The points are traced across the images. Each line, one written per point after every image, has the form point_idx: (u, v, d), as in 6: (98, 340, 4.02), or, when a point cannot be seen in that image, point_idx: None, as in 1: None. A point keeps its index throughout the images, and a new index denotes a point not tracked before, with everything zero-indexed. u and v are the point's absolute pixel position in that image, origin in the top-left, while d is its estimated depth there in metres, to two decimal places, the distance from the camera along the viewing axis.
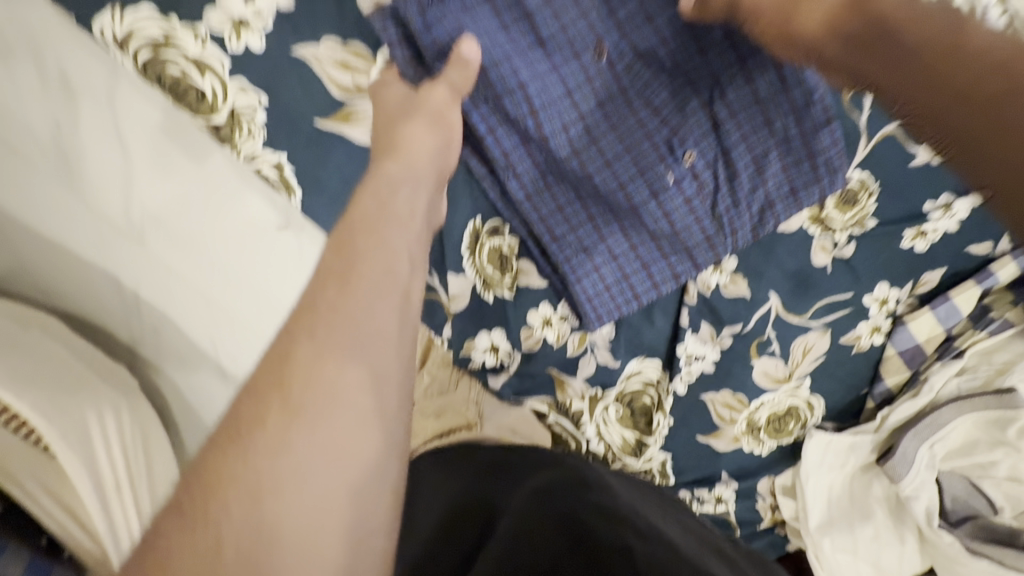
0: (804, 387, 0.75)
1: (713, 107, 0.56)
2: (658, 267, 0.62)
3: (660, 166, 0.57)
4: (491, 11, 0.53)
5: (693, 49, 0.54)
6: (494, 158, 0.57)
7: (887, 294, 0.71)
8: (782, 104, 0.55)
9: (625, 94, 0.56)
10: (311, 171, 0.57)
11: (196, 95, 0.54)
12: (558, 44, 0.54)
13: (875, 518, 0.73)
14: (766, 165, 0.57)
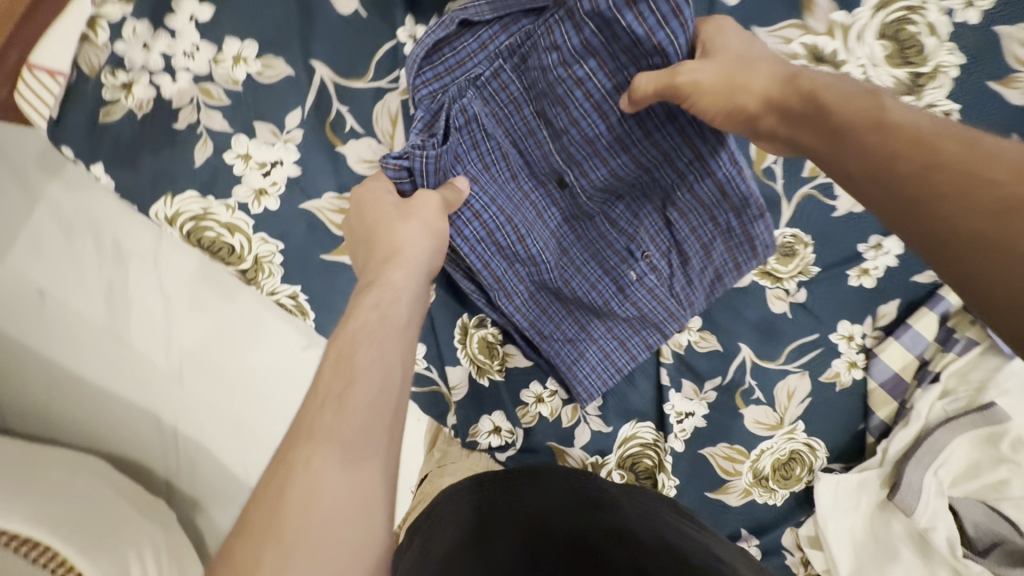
0: (800, 430, 0.78)
1: (666, 211, 0.66)
2: (634, 342, 0.71)
3: (623, 265, 0.68)
4: (477, 164, 0.63)
5: (642, 171, 0.63)
6: (487, 284, 0.65)
7: (851, 331, 0.76)
8: (723, 207, 0.63)
9: (586, 212, 0.67)
10: (322, 296, 0.69)
11: (228, 250, 0.67)
12: (527, 178, 0.66)
13: (902, 558, 0.71)
14: (712, 248, 0.66)
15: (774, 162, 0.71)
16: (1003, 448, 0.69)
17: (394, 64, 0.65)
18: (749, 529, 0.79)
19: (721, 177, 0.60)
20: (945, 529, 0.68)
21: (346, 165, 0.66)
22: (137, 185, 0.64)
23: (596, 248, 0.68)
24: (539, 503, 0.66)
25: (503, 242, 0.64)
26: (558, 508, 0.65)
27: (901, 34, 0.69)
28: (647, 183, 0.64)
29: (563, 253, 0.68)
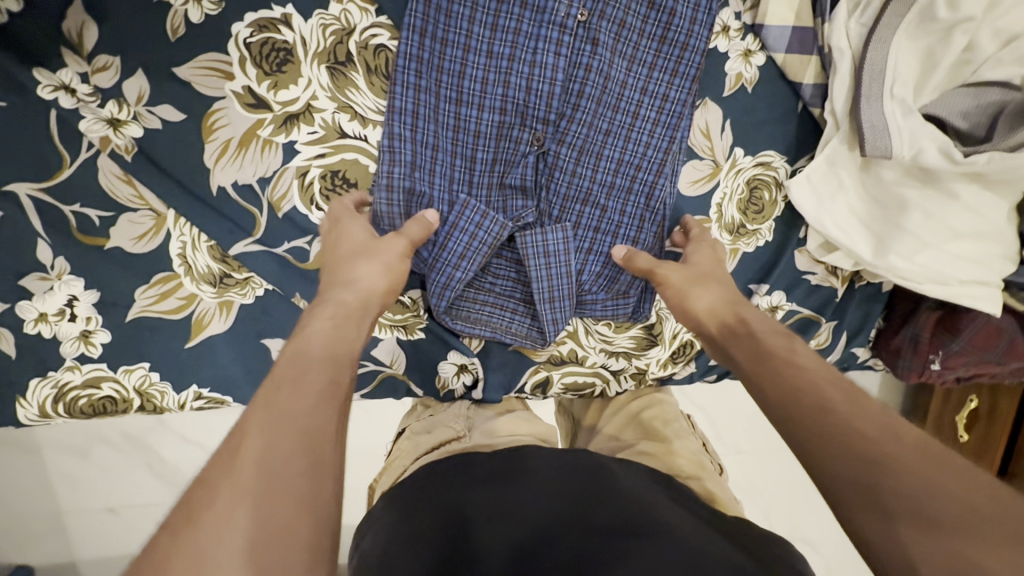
0: (741, 158, 0.68)
1: (570, 172, 0.62)
2: (424, 131, 0.59)
3: (500, 152, 0.60)
4: (489, 192, 0.62)
5: (589, 162, 0.61)
6: (389, 158, 0.59)
7: (723, 20, 0.63)
8: (628, 166, 0.62)
9: (493, 173, 0.61)
10: (219, 376, 0.65)
11: (109, 402, 0.64)
12: (494, 168, 0.61)
13: (912, 200, 0.62)
14: (601, 170, 0.62)
15: None
16: (941, 15, 0.56)
17: (75, 127, 0.56)
18: (757, 283, 0.72)
19: (608, 314, 0.67)
20: (932, 144, 0.57)
21: (128, 253, 0.60)
22: None
23: (552, 278, 0.63)
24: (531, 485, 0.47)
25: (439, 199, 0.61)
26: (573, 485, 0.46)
27: None
28: (544, 278, 0.63)
29: (527, 252, 0.62)
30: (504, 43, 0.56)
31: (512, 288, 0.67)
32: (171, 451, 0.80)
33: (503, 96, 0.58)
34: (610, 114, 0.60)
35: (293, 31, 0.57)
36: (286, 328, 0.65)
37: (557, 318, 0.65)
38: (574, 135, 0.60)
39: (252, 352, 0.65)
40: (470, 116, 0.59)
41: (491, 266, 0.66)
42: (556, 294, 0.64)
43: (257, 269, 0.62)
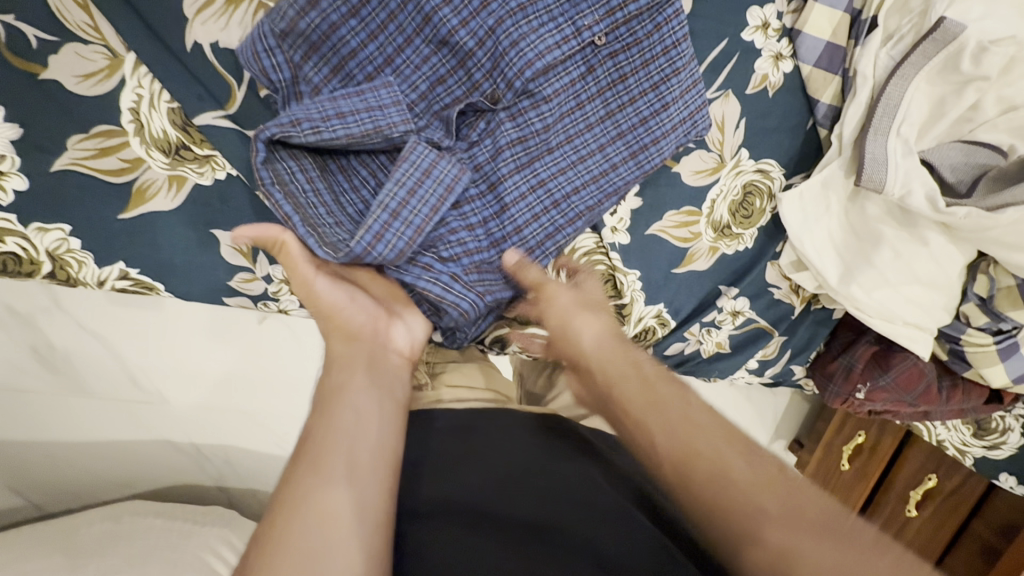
0: (745, 160, 0.68)
1: (498, 153, 0.58)
2: (375, 18, 0.51)
3: (448, 79, 0.55)
4: (399, 104, 0.53)
5: (522, 161, 0.59)
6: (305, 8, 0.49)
7: (764, 17, 0.62)
8: (562, 183, 0.61)
9: (423, 96, 0.55)
10: (155, 260, 0.58)
11: (13, 260, 0.55)
12: (423, 100, 0.55)
13: (888, 237, 0.66)
14: (534, 169, 0.59)
15: None
16: (964, 68, 0.58)
17: None
18: (728, 285, 0.74)
19: (453, 297, 0.55)
20: (922, 188, 0.60)
21: (68, 92, 0.51)
22: None
23: (400, 211, 0.52)
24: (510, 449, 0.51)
25: (345, 90, 0.51)
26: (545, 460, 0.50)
27: None
28: (397, 205, 0.52)
29: (401, 158, 0.52)
30: None
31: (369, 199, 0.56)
32: (69, 329, 0.72)
33: (488, 30, 0.53)
34: (569, 126, 0.60)
35: None
36: (243, 223, 0.58)
37: (380, 243, 0.51)
38: (527, 118, 0.57)
39: (201, 242, 0.58)
40: (448, 16, 0.52)
41: (359, 154, 0.56)
42: (401, 227, 0.52)
43: (222, 149, 0.55)
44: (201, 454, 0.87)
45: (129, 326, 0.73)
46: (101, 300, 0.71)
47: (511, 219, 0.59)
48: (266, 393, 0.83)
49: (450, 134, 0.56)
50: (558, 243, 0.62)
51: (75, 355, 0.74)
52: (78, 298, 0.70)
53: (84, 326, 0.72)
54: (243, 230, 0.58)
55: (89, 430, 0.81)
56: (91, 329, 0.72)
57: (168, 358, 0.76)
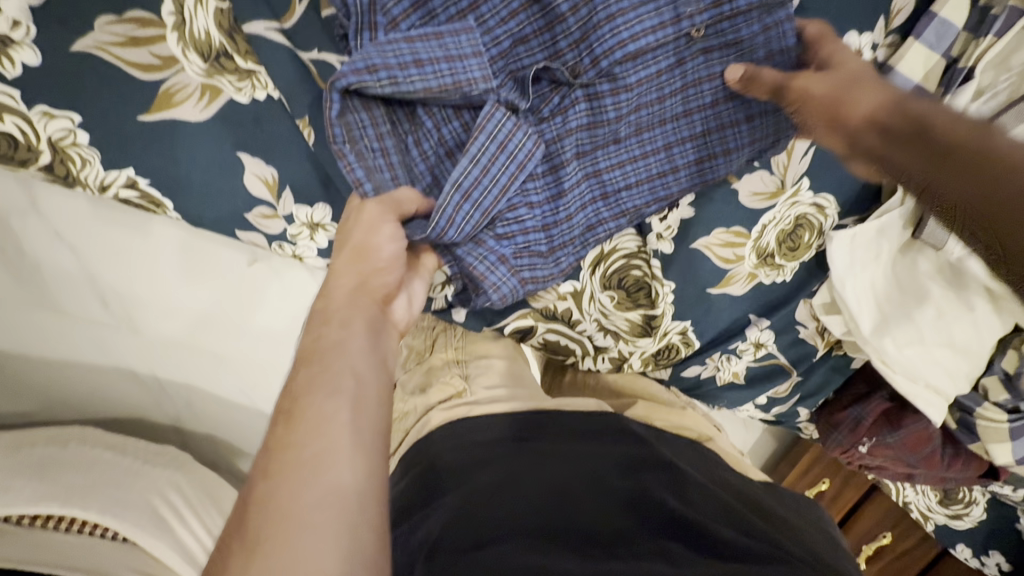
0: (805, 190, 0.64)
1: (566, 134, 0.54)
2: None
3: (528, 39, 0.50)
4: (478, 57, 0.48)
5: (587, 147, 0.56)
6: None
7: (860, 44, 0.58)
8: (622, 178, 0.58)
9: (502, 54, 0.50)
10: (168, 174, 0.52)
11: (9, 141, 0.49)
12: (499, 56, 0.50)
13: (933, 296, 0.64)
14: (595, 158, 0.56)
15: None
16: None
17: None
18: (758, 316, 0.72)
19: (494, 279, 0.55)
20: None
21: None
22: None
23: (471, 191, 0.50)
24: (556, 443, 0.56)
25: (423, 29, 0.47)
26: (589, 454, 0.55)
27: None
28: (469, 182, 0.50)
29: (477, 127, 0.49)
30: None
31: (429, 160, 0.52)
32: (40, 230, 0.65)
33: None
34: (642, 118, 0.56)
35: None
36: (274, 151, 0.53)
37: (452, 226, 0.50)
38: (602, 103, 0.53)
39: (222, 165, 0.53)
40: None
41: (428, 104, 0.51)
42: (472, 207, 0.51)
43: (270, 65, 0.49)
44: (161, 387, 0.82)
45: (106, 241, 0.67)
46: (81, 209, 0.63)
47: (565, 204, 0.57)
48: (240, 340, 0.78)
49: (524, 99, 0.51)
50: (600, 236, 0.60)
51: (44, 263, 0.68)
52: (57, 203, 0.63)
53: (59, 235, 0.65)
54: (272, 159, 0.53)
55: (57, 341, 0.77)
56: (65, 238, 0.66)
57: (146, 287, 0.70)
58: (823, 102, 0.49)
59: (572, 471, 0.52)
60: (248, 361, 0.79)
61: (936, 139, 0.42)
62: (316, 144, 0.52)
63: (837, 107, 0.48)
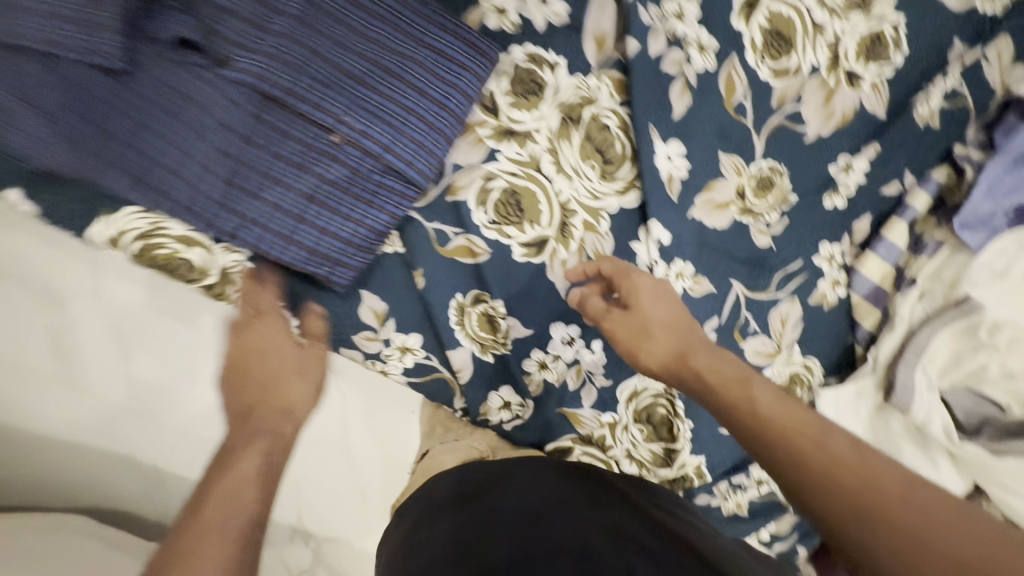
0: (796, 354, 0.80)
1: (313, 118, 0.57)
2: (328, 54, 0.56)
3: (346, 92, 0.57)
4: (296, 124, 0.57)
5: (360, 176, 0.60)
6: (265, 31, 0.54)
7: (832, 251, 0.79)
8: (378, 167, 0.60)
9: (316, 100, 0.56)
10: (300, 302, 0.65)
11: (185, 265, 0.61)
12: (318, 112, 0.57)
13: (905, 454, 0.75)
14: (368, 148, 0.59)
15: (744, 97, 0.71)
16: (981, 336, 0.73)
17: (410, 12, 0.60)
18: None
19: (151, 155, 0.55)
20: (939, 420, 0.73)
21: None
22: (64, 205, 0.58)
23: (313, 201, 0.59)
24: (538, 478, 0.57)
25: (258, 99, 0.56)
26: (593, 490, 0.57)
27: None
28: (251, 224, 0.58)
29: (211, 101, 0.55)
30: (426, 56, 0.60)
31: (328, 195, 0.60)
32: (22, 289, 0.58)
33: (393, 70, 0.59)
34: (418, 148, 0.60)
35: (553, 77, 0.66)
36: (390, 290, 0.67)
37: (208, 203, 0.57)
38: (397, 144, 0.59)
39: (345, 295, 0.66)
40: (373, 60, 0.58)
41: (255, 132, 0.57)
42: (248, 213, 0.58)
43: (412, 230, 0.66)
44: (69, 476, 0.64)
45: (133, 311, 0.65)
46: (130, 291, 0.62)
47: (320, 185, 0.59)
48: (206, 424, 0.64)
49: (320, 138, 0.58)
50: (346, 212, 0.60)
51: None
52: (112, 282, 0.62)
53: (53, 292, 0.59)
54: (385, 296, 0.67)
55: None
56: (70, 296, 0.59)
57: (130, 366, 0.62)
58: (627, 327, 0.62)
59: (556, 495, 0.54)
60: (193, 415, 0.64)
61: (834, 476, 0.47)
62: (424, 287, 0.67)
63: (635, 336, 0.61)
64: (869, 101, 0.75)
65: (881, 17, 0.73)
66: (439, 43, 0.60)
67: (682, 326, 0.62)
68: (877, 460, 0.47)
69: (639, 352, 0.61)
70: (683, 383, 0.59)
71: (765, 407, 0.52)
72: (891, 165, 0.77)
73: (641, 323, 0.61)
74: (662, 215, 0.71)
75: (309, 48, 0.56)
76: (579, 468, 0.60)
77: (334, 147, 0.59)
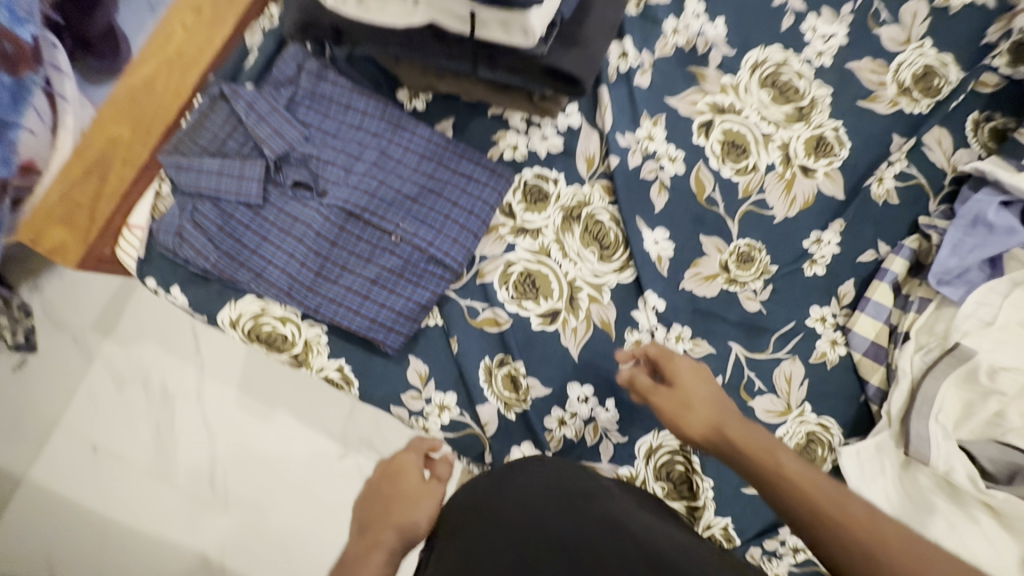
0: (809, 411, 0.84)
1: (379, 226, 0.80)
2: (390, 184, 0.81)
3: (402, 208, 0.81)
4: (367, 232, 0.80)
5: (409, 265, 0.80)
6: (350, 173, 0.81)
7: (822, 313, 0.87)
8: (423, 257, 0.80)
9: (381, 214, 0.80)
10: (361, 367, 0.82)
11: (281, 338, 0.81)
12: (382, 221, 0.80)
13: (940, 509, 0.74)
14: (416, 244, 0.80)
15: (713, 190, 0.88)
16: (984, 382, 0.76)
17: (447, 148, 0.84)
18: None
19: (270, 258, 0.79)
20: (962, 468, 0.74)
21: None
22: (206, 298, 0.81)
23: (376, 284, 0.79)
24: (531, 476, 0.62)
25: (342, 216, 0.80)
26: (571, 500, 0.57)
27: (778, 82, 0.92)
28: (331, 303, 0.79)
29: (311, 219, 0.80)
30: (459, 180, 0.83)
31: (387, 280, 0.80)
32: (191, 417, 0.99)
33: (435, 191, 0.82)
34: (453, 242, 0.80)
35: (555, 188, 0.87)
36: (431, 355, 0.82)
37: (304, 291, 0.79)
38: (437, 239, 0.80)
39: (396, 360, 0.82)
40: (422, 186, 0.82)
41: (339, 239, 0.80)
42: (330, 295, 0.79)
43: (449, 305, 0.83)
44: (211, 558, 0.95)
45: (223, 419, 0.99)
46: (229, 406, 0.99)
47: (381, 273, 0.80)
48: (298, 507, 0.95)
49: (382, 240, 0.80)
50: (400, 292, 0.80)
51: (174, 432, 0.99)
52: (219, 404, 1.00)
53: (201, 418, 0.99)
54: (428, 361, 0.82)
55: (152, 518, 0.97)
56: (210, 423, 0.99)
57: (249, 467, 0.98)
58: (673, 401, 0.70)
59: (553, 490, 0.59)
60: (268, 493, 0.96)
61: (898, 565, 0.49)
62: (457, 351, 0.82)
63: (680, 409, 0.70)
64: (825, 187, 0.90)
65: (820, 125, 0.91)
66: (467, 171, 0.83)
67: (722, 405, 0.70)
68: (887, 524, 0.52)
69: (682, 422, 0.69)
70: (720, 451, 0.66)
71: (805, 486, 0.57)
72: (861, 237, 0.89)
73: (685, 398, 0.70)
74: (656, 287, 0.85)
75: (378, 181, 0.81)
76: (564, 466, 0.64)
77: (392, 245, 0.80)
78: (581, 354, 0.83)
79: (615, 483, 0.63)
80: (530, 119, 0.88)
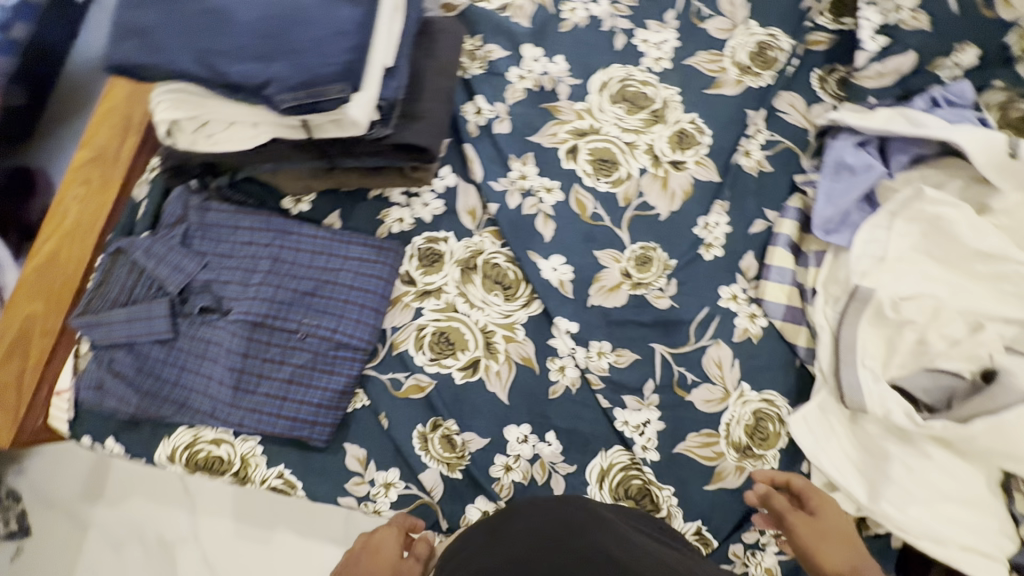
0: (748, 390, 0.83)
1: (283, 328, 0.83)
2: (286, 286, 0.85)
3: (302, 305, 0.84)
4: (274, 336, 0.83)
5: (320, 357, 0.83)
6: (247, 286, 0.85)
7: (732, 291, 0.88)
8: (332, 346, 0.83)
9: (283, 316, 0.83)
10: (301, 467, 0.82)
11: (218, 460, 0.82)
12: (286, 323, 0.83)
13: (893, 453, 0.74)
14: (322, 336, 0.83)
15: (594, 207, 0.92)
16: (893, 317, 0.77)
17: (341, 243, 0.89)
18: None
19: (189, 384, 0.82)
20: (899, 407, 0.73)
21: None
22: (140, 442, 0.83)
23: (293, 383, 0.82)
24: (523, 521, 0.61)
25: (247, 327, 0.83)
26: (557, 532, 0.56)
27: (627, 94, 0.98)
28: (253, 413, 0.81)
29: (218, 338, 0.83)
30: (350, 264, 0.87)
31: (302, 377, 0.82)
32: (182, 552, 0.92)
33: (330, 280, 0.86)
34: (356, 324, 0.83)
35: (447, 246, 0.91)
36: (366, 437, 0.83)
37: (225, 406, 0.81)
38: (340, 325, 0.83)
39: (331, 451, 0.83)
40: (317, 279, 0.86)
41: (248, 348, 0.83)
42: (251, 405, 0.81)
43: (371, 385, 0.85)
44: None
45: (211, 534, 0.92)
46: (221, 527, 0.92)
47: (295, 372, 0.82)
48: None
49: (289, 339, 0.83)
50: (317, 385, 0.82)
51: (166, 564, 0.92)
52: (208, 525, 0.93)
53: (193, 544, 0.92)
54: (364, 444, 0.83)
55: None
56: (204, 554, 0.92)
57: None
58: (813, 532, 0.71)
59: (542, 528, 0.58)
60: None
61: None
62: (389, 426, 0.83)
63: (820, 541, 0.71)
64: (699, 175, 0.94)
65: (677, 121, 0.97)
66: (357, 253, 0.87)
67: (858, 547, 0.71)
68: None
69: (821, 551, 0.70)
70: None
71: None
72: (746, 210, 0.91)
73: (824, 531, 0.71)
74: (565, 311, 0.87)
75: (274, 286, 0.85)
76: (559, 502, 0.64)
77: (300, 342, 0.83)
78: (510, 396, 0.84)
79: (607, 515, 0.62)
80: (408, 192, 0.93)
